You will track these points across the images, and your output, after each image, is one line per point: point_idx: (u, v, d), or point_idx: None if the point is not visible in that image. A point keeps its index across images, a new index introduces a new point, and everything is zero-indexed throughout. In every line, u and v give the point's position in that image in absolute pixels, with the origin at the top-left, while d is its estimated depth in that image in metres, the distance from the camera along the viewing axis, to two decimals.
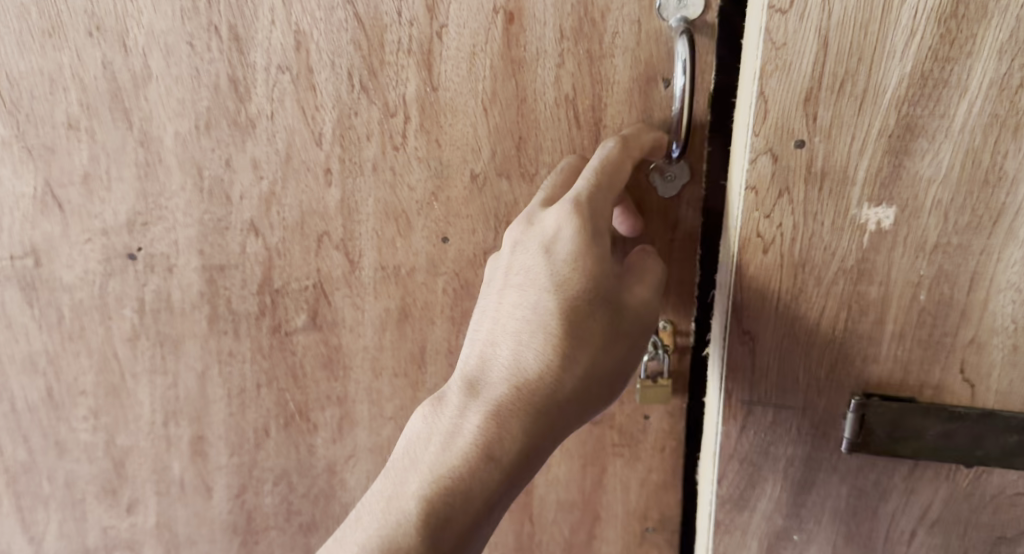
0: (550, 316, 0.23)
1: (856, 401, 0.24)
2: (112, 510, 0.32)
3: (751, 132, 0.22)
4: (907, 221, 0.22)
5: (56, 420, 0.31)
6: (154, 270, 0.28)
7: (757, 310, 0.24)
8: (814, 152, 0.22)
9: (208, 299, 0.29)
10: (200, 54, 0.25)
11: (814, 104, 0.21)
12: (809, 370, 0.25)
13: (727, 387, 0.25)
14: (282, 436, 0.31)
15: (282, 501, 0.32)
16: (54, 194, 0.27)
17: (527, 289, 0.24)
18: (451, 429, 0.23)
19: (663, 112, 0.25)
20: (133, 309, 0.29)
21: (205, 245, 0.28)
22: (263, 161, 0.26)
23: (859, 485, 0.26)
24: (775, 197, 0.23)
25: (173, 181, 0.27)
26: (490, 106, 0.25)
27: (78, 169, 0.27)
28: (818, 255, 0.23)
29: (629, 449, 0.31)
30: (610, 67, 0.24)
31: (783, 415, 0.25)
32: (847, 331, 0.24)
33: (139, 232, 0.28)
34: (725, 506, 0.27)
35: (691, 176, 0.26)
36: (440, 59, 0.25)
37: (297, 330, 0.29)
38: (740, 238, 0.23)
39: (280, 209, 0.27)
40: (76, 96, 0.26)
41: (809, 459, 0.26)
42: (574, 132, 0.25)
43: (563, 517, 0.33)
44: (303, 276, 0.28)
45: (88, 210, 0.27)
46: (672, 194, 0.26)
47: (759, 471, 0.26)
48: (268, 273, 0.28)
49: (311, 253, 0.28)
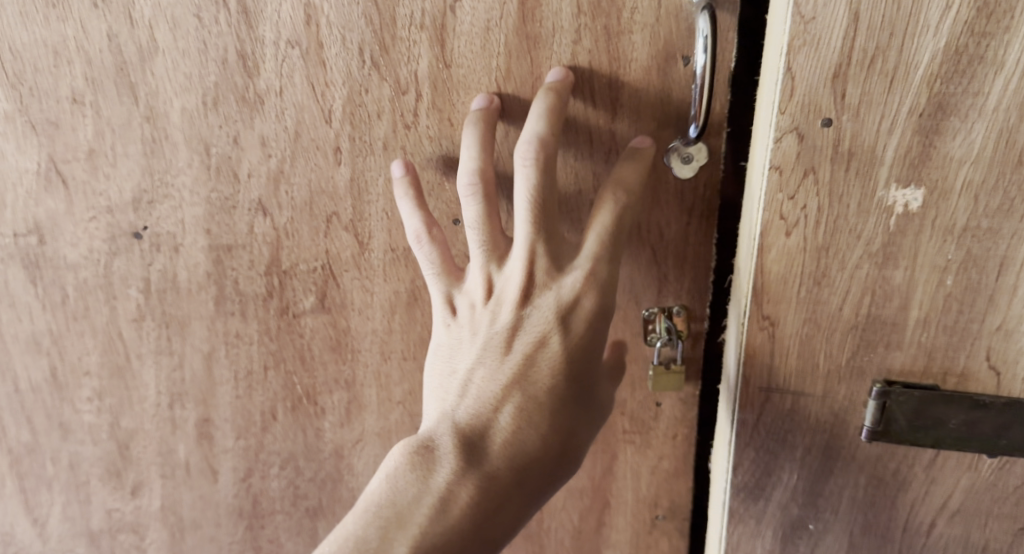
0: (551, 395, 0.24)
1: (879, 388, 0.23)
2: (117, 493, 0.32)
3: (776, 109, 0.21)
4: (935, 204, 0.21)
5: (60, 402, 0.30)
6: (160, 249, 0.28)
7: (778, 296, 0.23)
8: (841, 131, 0.21)
9: (215, 280, 0.28)
10: (208, 27, 0.24)
11: (843, 81, 0.21)
12: (830, 357, 0.24)
13: (745, 374, 0.25)
14: (289, 419, 0.30)
15: (289, 485, 0.31)
16: (58, 170, 0.27)
17: (535, 361, 0.24)
18: (444, 496, 0.23)
19: (683, 90, 0.24)
20: (138, 289, 0.28)
21: (212, 224, 0.27)
22: (272, 138, 0.26)
23: (878, 475, 0.25)
24: (799, 177, 0.22)
25: (179, 158, 0.26)
26: (505, 83, 0.25)
27: (82, 145, 0.26)
28: (843, 239, 0.22)
29: (641, 436, 0.30)
30: (628, 43, 0.24)
31: (802, 403, 0.25)
32: (870, 317, 0.23)
33: (144, 210, 0.27)
34: (739, 495, 0.26)
35: (709, 157, 0.25)
36: (453, 35, 0.24)
37: (305, 312, 0.28)
38: (762, 221, 0.23)
39: (289, 188, 0.26)
40: (81, 69, 0.25)
41: (827, 447, 0.25)
42: (590, 110, 0.25)
43: (571, 505, 0.32)
44: (311, 257, 0.27)
45: (93, 187, 0.27)
46: (690, 175, 0.25)
47: (776, 459, 0.25)
48: (276, 254, 0.27)
49: (320, 233, 0.27)
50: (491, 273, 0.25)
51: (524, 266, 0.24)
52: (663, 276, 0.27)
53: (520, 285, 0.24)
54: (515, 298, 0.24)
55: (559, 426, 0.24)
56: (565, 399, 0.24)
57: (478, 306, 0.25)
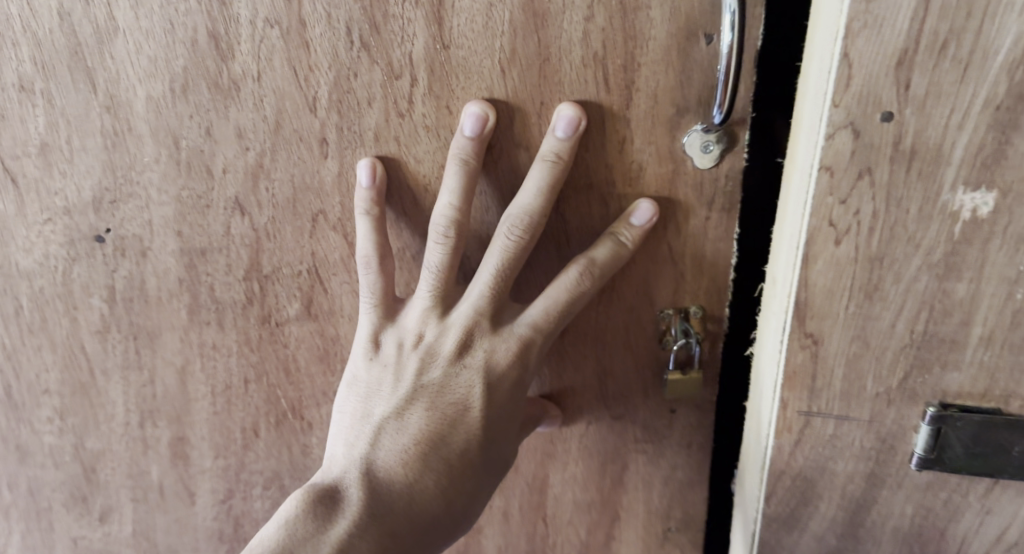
0: (466, 455, 0.23)
1: (933, 412, 0.21)
2: (84, 520, 0.29)
3: (830, 102, 0.19)
4: (1009, 208, 0.19)
5: (18, 423, 0.28)
6: (125, 254, 0.25)
7: (823, 310, 0.21)
8: (903, 126, 0.19)
9: (187, 286, 0.25)
10: (173, 4, 0.21)
11: (908, 69, 0.18)
12: (880, 378, 0.21)
13: (782, 395, 0.22)
14: (273, 436, 0.28)
15: (273, 506, 0.29)
16: (8, 167, 0.24)
17: (455, 420, 0.23)
18: (341, 541, 0.21)
19: (707, 73, 0.21)
20: (102, 299, 0.25)
21: (183, 225, 0.24)
22: (249, 129, 0.23)
23: (926, 504, 0.22)
24: (853, 179, 0.19)
25: (145, 152, 0.23)
26: (509, 66, 0.22)
27: (34, 139, 0.23)
28: (900, 248, 0.20)
29: (654, 446, 0.27)
30: (646, 20, 0.21)
31: (845, 427, 0.22)
32: (927, 335, 0.20)
33: (106, 211, 0.24)
34: (771, 525, 0.24)
35: (733, 145, 0.22)
36: (451, 12, 0.21)
37: (289, 321, 0.25)
38: (808, 227, 0.20)
39: (269, 185, 0.24)
40: (29, 53, 0.22)
41: (871, 475, 0.23)
42: (604, 95, 0.22)
43: (579, 519, 0.29)
44: (295, 261, 0.25)
45: (47, 185, 0.24)
46: (711, 165, 0.22)
47: (814, 487, 0.23)
48: (256, 257, 0.25)
49: (305, 234, 0.24)
50: (429, 323, 0.23)
51: (467, 320, 0.23)
52: (680, 274, 0.24)
53: (458, 338, 0.23)
54: (450, 353, 0.23)
55: (465, 495, 0.23)
56: (476, 463, 0.23)
57: (407, 348, 0.24)
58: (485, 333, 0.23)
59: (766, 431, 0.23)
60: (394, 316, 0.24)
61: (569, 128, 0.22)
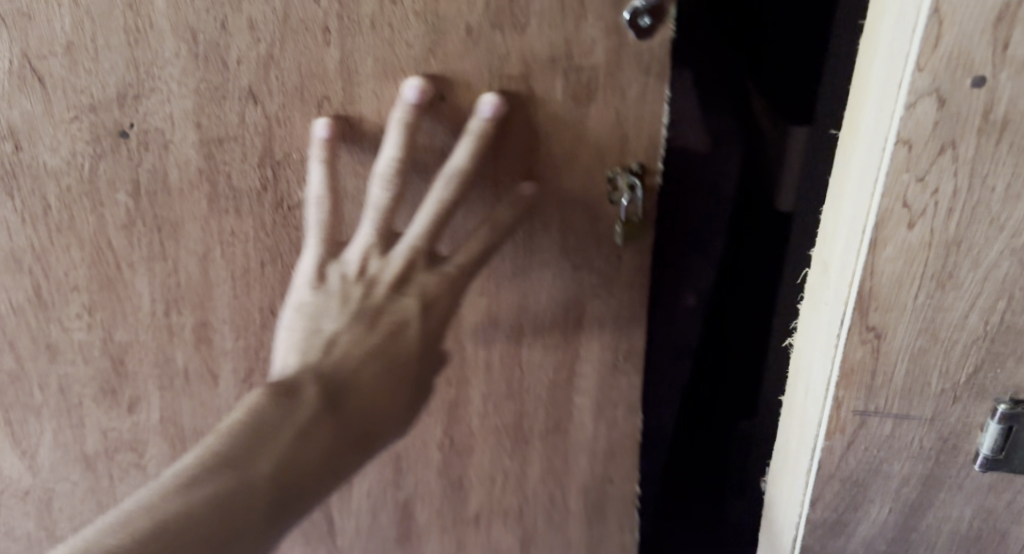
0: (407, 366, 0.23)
1: (1004, 409, 0.21)
2: (112, 412, 0.29)
3: (913, 66, 0.18)
4: None
5: (46, 322, 0.27)
6: (148, 148, 0.24)
7: (892, 294, 0.20)
8: (995, 93, 0.18)
9: (205, 175, 0.25)
10: None
11: (1005, 29, 0.17)
12: (944, 371, 0.21)
13: (838, 395, 0.22)
14: None
15: None
16: (34, 67, 0.23)
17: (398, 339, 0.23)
18: (304, 428, 0.21)
19: None
20: (126, 194, 0.25)
21: (202, 117, 0.24)
22: (260, 20, 0.22)
23: (986, 506, 0.23)
24: (933, 154, 0.19)
25: (165, 47, 0.23)
26: None
27: (59, 38, 0.23)
28: (981, 230, 0.19)
29: (606, 287, 0.26)
30: None
31: (901, 428, 0.22)
32: (1001, 325, 0.20)
33: (130, 105, 0.23)
34: (817, 530, 0.25)
35: (663, 21, 0.22)
36: None
37: (301, 205, 0.25)
38: (878, 209, 0.19)
39: (279, 72, 0.23)
40: None
41: (928, 478, 0.23)
42: None
43: (548, 361, 0.27)
44: (304, 146, 0.24)
45: (73, 83, 0.23)
46: (646, 38, 0.22)
47: (865, 491, 0.24)
48: (269, 145, 0.24)
49: (310, 115, 0.23)
50: (372, 253, 0.23)
51: (410, 248, 0.22)
52: (624, 135, 0.23)
53: (403, 265, 0.22)
54: (392, 281, 0.22)
55: (408, 387, 0.23)
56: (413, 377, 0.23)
57: (352, 278, 0.23)
58: (424, 268, 0.23)
59: (815, 433, 0.23)
60: (391, 247, 0.23)
61: (492, 109, 0.23)
